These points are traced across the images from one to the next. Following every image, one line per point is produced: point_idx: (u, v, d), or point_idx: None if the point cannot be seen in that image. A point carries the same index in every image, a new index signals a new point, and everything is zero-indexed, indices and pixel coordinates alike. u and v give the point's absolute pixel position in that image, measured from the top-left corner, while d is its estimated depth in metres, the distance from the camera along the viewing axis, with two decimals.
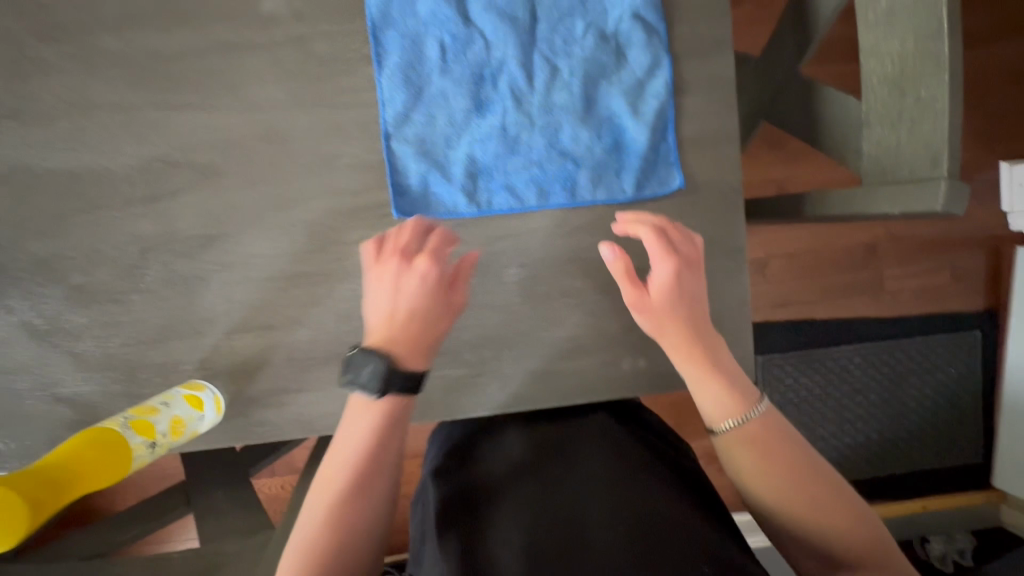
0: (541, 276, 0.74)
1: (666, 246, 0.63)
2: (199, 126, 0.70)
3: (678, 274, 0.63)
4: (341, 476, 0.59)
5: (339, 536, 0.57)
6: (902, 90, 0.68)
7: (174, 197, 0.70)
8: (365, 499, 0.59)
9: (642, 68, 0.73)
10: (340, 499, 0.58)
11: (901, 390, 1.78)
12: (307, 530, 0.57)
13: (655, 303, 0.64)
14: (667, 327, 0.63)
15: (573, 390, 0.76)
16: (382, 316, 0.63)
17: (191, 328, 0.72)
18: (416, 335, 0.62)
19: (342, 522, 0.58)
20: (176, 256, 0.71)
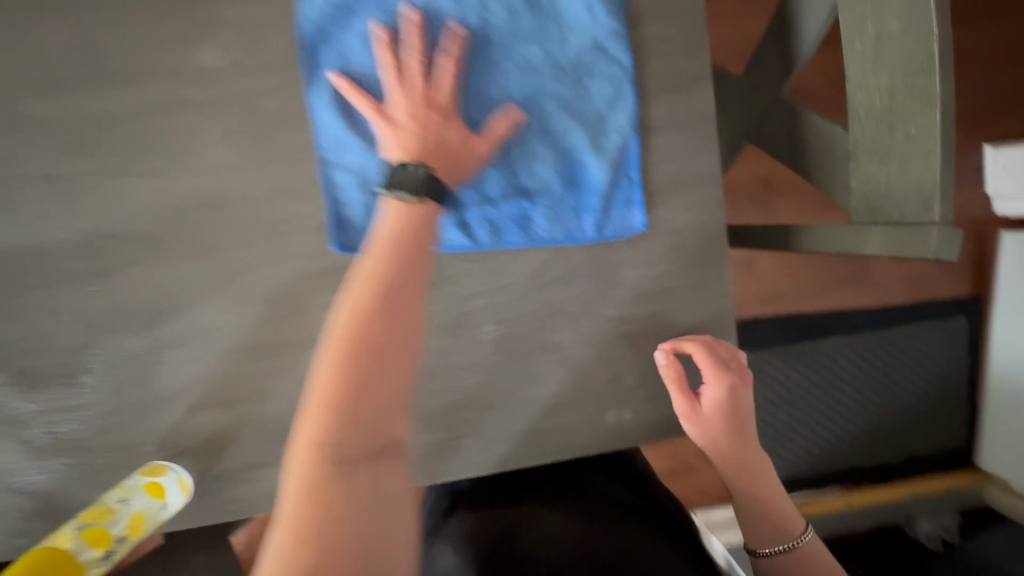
0: (519, 332, 0.70)
1: (718, 368, 0.68)
2: (140, 193, 0.64)
3: (727, 395, 0.69)
4: (361, 361, 0.47)
5: (368, 429, 0.45)
6: (890, 126, 0.64)
7: (121, 270, 0.65)
8: (393, 372, 0.48)
9: (604, 101, 0.68)
10: (360, 376, 0.46)
11: (889, 382, 1.76)
12: (325, 430, 0.44)
13: (708, 420, 0.69)
14: (716, 442, 0.70)
15: (558, 447, 0.72)
16: (405, 125, 0.60)
17: (150, 408, 0.67)
18: (446, 150, 0.61)
19: (368, 414, 0.46)
20: (128, 333, 0.66)
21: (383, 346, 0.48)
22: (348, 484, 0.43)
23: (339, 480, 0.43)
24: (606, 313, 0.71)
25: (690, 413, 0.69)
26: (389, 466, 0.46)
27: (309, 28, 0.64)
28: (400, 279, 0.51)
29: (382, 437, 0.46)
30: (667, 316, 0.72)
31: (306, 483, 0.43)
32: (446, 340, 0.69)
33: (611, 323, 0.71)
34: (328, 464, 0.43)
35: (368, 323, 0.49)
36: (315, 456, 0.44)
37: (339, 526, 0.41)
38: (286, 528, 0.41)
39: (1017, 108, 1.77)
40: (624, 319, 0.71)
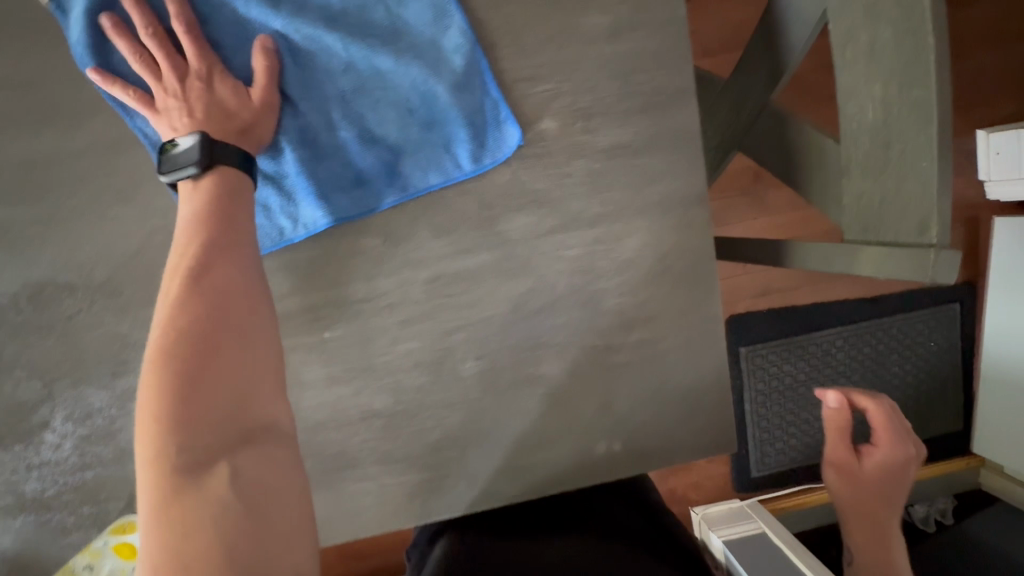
0: (502, 366, 0.67)
1: (891, 437, 0.79)
2: (92, 239, 0.60)
3: (893, 461, 0.79)
4: (181, 363, 0.45)
5: (207, 427, 0.44)
6: (883, 141, 0.62)
7: (76, 321, 0.61)
8: (219, 363, 0.46)
9: (425, 26, 0.60)
10: (177, 380, 0.44)
11: (883, 372, 1.75)
12: (154, 444, 0.42)
13: (860, 473, 0.81)
14: (858, 497, 0.81)
15: (548, 482, 0.70)
16: (171, 105, 0.55)
17: (114, 463, 0.64)
18: (233, 112, 0.56)
19: (207, 411, 0.44)
20: (86, 386, 0.62)
21: (206, 341, 0.46)
22: (204, 489, 0.42)
23: (185, 489, 0.41)
24: (592, 343, 0.68)
25: (847, 461, 0.81)
26: (245, 453, 0.45)
27: (81, 35, 0.56)
28: (215, 266, 0.50)
29: (230, 430, 0.45)
30: (657, 343, 0.69)
31: (156, 499, 0.41)
32: (426, 378, 0.66)
33: (597, 353, 0.68)
34: (172, 470, 0.42)
35: (179, 323, 0.46)
36: (160, 470, 0.42)
37: (201, 533, 0.40)
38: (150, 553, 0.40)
39: (1009, 89, 1.72)
40: (611, 348, 0.68)
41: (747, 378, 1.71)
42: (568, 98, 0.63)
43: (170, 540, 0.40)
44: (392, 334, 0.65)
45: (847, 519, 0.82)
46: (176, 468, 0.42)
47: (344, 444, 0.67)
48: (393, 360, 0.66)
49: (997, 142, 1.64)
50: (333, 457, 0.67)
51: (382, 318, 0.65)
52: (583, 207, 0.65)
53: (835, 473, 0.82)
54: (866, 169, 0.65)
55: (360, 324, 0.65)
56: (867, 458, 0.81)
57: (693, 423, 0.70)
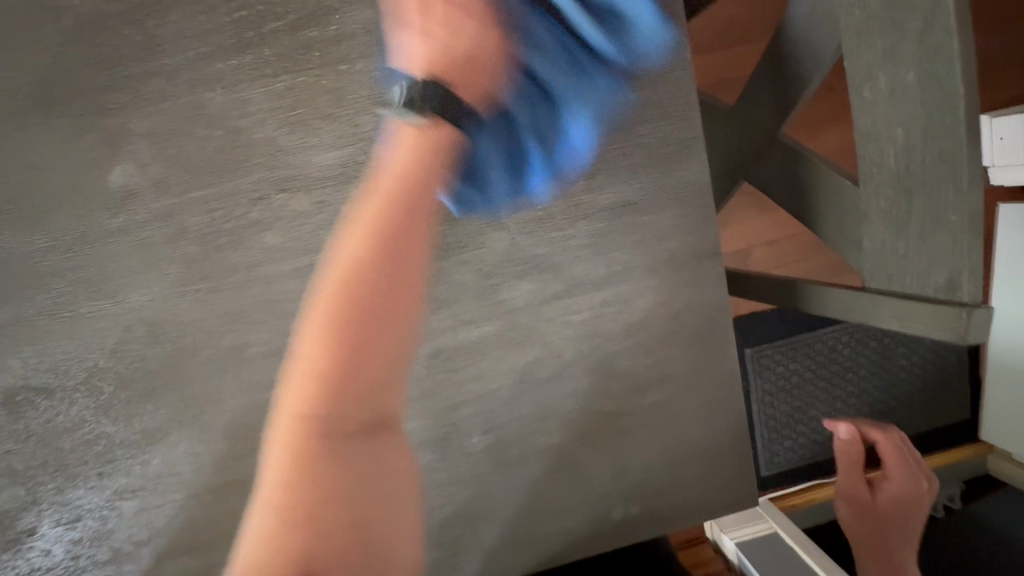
0: (510, 438, 0.64)
1: (901, 466, 0.81)
2: (66, 338, 0.56)
3: (908, 492, 0.80)
4: (340, 343, 0.55)
5: (351, 414, 0.55)
6: (905, 189, 0.58)
7: (54, 424, 0.57)
8: (360, 384, 0.55)
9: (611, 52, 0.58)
10: (325, 388, 0.54)
11: (892, 368, 1.59)
12: (307, 403, 0.55)
13: (874, 505, 0.81)
14: (873, 529, 0.80)
15: (564, 550, 0.67)
16: (460, 30, 0.58)
17: (109, 565, 0.60)
18: (459, 58, 0.58)
19: (354, 402, 0.55)
20: (72, 490, 0.59)
21: (371, 317, 0.55)
22: (334, 474, 0.54)
23: (331, 459, 0.54)
24: (603, 408, 0.65)
25: (862, 491, 0.81)
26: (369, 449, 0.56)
27: None
28: (399, 255, 0.57)
29: (362, 427, 0.56)
30: (672, 405, 0.65)
31: (293, 456, 0.54)
32: (431, 456, 0.63)
33: (609, 417, 0.65)
34: (319, 444, 0.54)
35: (337, 323, 0.55)
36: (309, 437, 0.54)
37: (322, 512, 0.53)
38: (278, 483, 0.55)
39: None
40: (622, 412, 0.65)
41: (753, 380, 1.57)
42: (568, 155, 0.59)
43: (294, 512, 0.53)
44: None
45: (866, 554, 0.79)
46: (322, 443, 0.54)
47: None
48: None
49: (1001, 128, 1.42)
50: None
51: None
52: (589, 270, 0.61)
53: (844, 504, 0.82)
54: (888, 217, 0.61)
55: None
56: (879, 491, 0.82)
57: (712, 481, 0.68)
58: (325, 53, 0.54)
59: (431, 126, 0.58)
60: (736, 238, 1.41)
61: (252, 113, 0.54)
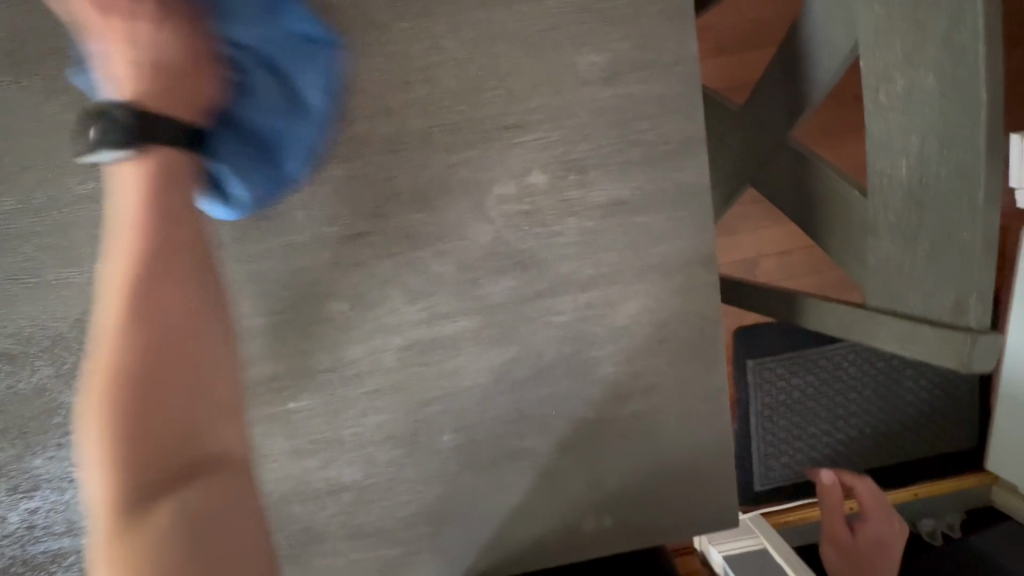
0: (482, 440, 0.61)
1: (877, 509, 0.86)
2: (29, 304, 0.55)
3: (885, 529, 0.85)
4: (170, 310, 0.44)
5: (161, 456, 0.42)
6: (916, 203, 0.54)
7: (17, 389, 0.57)
8: (198, 344, 0.46)
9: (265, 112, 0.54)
10: (127, 383, 0.42)
11: (894, 390, 1.46)
12: (112, 390, 0.42)
13: (855, 544, 0.85)
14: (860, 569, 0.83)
15: (532, 557, 0.65)
16: (127, 38, 0.47)
17: (65, 537, 0.60)
18: (173, 79, 0.49)
19: (154, 460, 0.42)
20: (33, 457, 0.58)
21: (176, 355, 0.44)
22: (158, 386, 0.43)
23: (130, 515, 0.40)
24: (581, 415, 0.62)
25: (840, 535, 0.86)
26: (214, 415, 0.46)
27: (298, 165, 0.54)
28: (156, 291, 0.44)
29: (186, 458, 0.43)
30: (654, 417, 0.63)
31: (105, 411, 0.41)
32: (399, 452, 0.61)
33: (586, 425, 0.62)
34: (156, 463, 0.42)
35: (152, 275, 0.44)
36: (119, 482, 0.40)
37: (146, 466, 0.41)
38: (103, 473, 0.41)
39: None
40: (602, 420, 0.62)
41: (752, 394, 1.43)
42: (560, 147, 0.56)
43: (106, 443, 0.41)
44: (361, 406, 0.59)
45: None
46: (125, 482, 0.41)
47: (310, 518, 0.62)
48: (363, 433, 0.60)
49: None
50: (300, 532, 0.62)
51: (350, 389, 0.59)
52: (574, 270, 0.58)
53: (832, 547, 0.86)
54: (895, 232, 0.57)
55: (326, 395, 0.59)
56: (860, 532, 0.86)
57: (687, 500, 0.65)
58: (310, 25, 0.52)
59: (144, 152, 0.46)
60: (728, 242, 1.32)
61: (230, 85, 0.53)
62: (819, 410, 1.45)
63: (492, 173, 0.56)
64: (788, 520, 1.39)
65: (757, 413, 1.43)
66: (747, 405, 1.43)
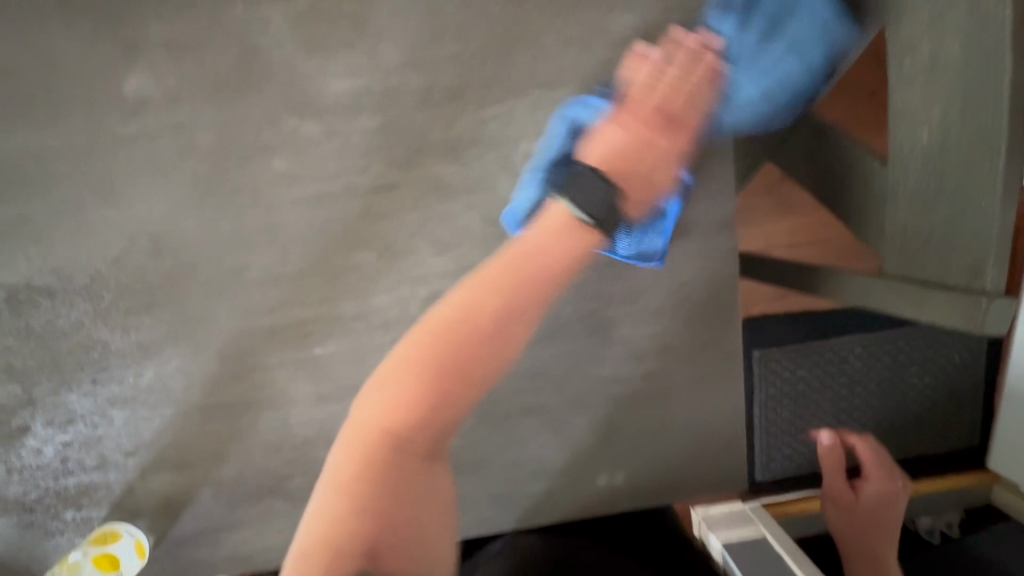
0: (501, 393, 0.63)
1: (879, 468, 0.78)
2: (68, 242, 0.57)
3: (885, 491, 0.77)
4: (524, 313, 0.55)
5: (428, 434, 0.51)
6: (938, 171, 0.54)
7: (54, 325, 0.58)
8: (478, 370, 0.53)
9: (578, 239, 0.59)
10: (438, 375, 0.52)
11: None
12: (412, 376, 0.52)
13: (855, 504, 0.77)
14: (859, 530, 0.76)
15: (545, 511, 0.67)
16: (625, 125, 0.56)
17: (97, 471, 0.62)
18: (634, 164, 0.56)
19: (413, 440, 0.51)
20: (68, 392, 0.60)
21: (462, 371, 0.52)
22: (464, 360, 0.52)
23: (394, 474, 0.49)
24: (598, 372, 0.64)
25: (842, 493, 0.78)
26: (428, 464, 0.52)
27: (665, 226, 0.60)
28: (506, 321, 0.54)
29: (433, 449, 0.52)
30: (669, 377, 0.65)
31: (417, 372, 0.52)
32: None
33: (602, 382, 0.64)
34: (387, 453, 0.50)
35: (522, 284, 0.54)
36: (421, 480, 0.51)
37: (427, 429, 0.51)
38: (346, 447, 0.51)
39: None
40: (618, 378, 0.64)
41: None
42: (588, 106, 0.57)
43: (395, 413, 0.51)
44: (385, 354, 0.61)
45: (854, 563, 0.74)
46: (389, 451, 0.50)
47: None
48: None
49: None
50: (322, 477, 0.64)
51: (376, 337, 0.61)
52: None
53: (831, 505, 0.79)
54: (914, 199, 0.58)
55: (353, 342, 0.61)
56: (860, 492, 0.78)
57: (697, 458, 0.67)
58: None
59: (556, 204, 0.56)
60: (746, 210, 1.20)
61: (271, 34, 0.54)
62: (825, 401, 1.45)
63: (520, 129, 0.57)
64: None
65: None
66: None
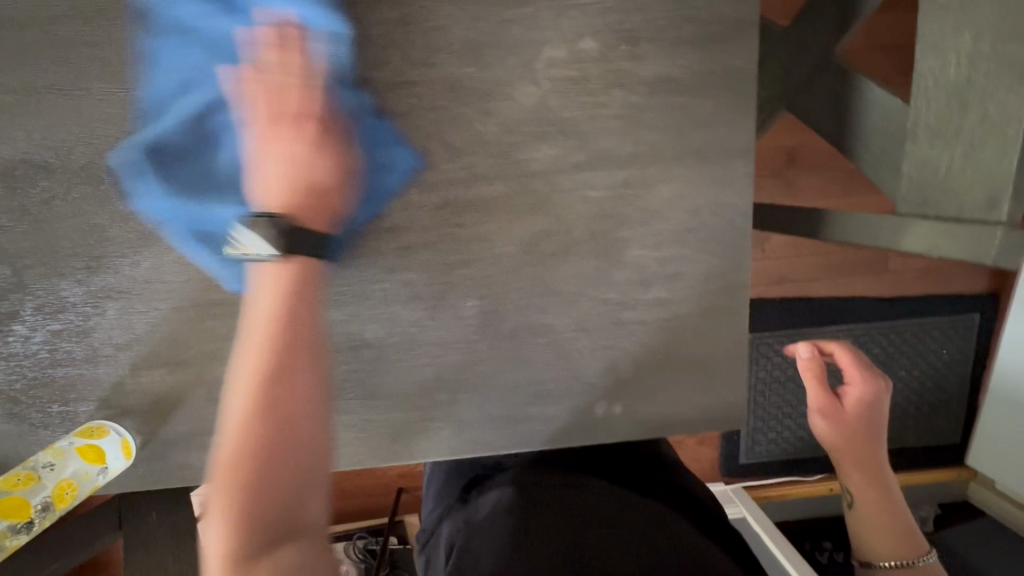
0: (505, 310, 0.62)
1: (860, 368, 0.74)
2: (72, 118, 0.55)
3: (871, 394, 0.73)
4: (271, 386, 0.44)
5: (263, 518, 0.40)
6: (961, 103, 0.54)
7: (49, 206, 0.56)
8: (305, 427, 0.44)
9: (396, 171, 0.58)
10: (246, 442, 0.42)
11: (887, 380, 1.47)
12: (236, 435, 0.42)
13: (843, 413, 0.73)
14: (849, 439, 0.72)
15: (541, 437, 0.66)
16: (279, 140, 0.53)
17: (87, 364, 0.60)
18: (306, 180, 0.53)
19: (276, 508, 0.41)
20: (61, 279, 0.58)
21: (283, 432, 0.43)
22: (273, 440, 0.42)
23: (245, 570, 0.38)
24: (604, 296, 0.63)
25: (831, 404, 0.73)
26: (295, 550, 0.40)
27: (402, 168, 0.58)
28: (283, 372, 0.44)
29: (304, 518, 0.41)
30: (675, 306, 0.64)
31: (234, 479, 0.41)
32: (423, 313, 0.62)
33: (608, 307, 0.63)
34: (253, 524, 0.40)
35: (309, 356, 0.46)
36: (255, 537, 0.39)
37: (270, 514, 0.40)
38: (217, 535, 0.40)
39: None
40: (624, 304, 0.63)
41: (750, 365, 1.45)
42: (614, 16, 0.56)
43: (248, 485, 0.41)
44: (390, 261, 0.60)
45: (850, 471, 0.71)
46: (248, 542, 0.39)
47: (329, 372, 0.62)
48: (391, 289, 0.61)
49: None
50: None
51: (382, 242, 0.59)
52: (615, 144, 0.59)
53: (821, 419, 0.73)
54: (934, 133, 0.57)
55: (358, 245, 0.59)
56: (845, 398, 0.74)
57: (697, 393, 0.67)
58: None
59: (285, 265, 0.50)
60: (766, 160, 1.13)
61: None
62: None
63: (544, 34, 0.56)
64: (766, 495, 1.48)
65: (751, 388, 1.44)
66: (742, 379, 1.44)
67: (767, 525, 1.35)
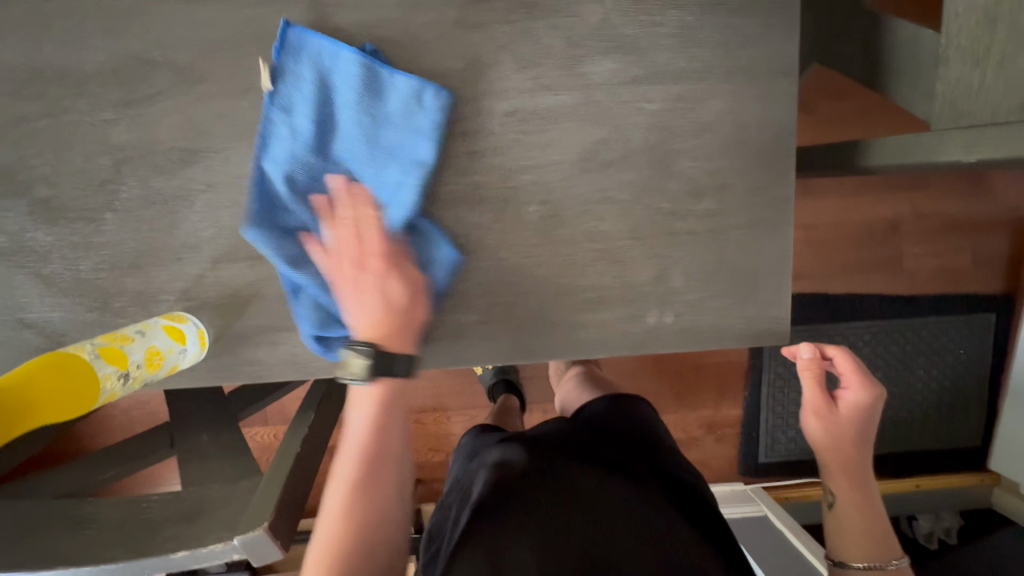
0: (565, 215, 0.66)
1: (862, 376, 0.71)
2: (183, 20, 0.60)
3: (866, 404, 0.71)
4: (371, 503, 0.57)
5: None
6: (991, 20, 0.59)
7: (152, 101, 0.61)
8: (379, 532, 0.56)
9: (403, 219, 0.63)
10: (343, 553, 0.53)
11: (909, 371, 1.48)
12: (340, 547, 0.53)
13: (838, 419, 0.71)
14: (840, 446, 0.70)
15: (592, 344, 0.69)
16: (356, 280, 0.61)
17: (171, 256, 0.64)
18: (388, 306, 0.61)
19: None
20: (154, 172, 0.63)
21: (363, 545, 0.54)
22: None
23: None
24: (657, 205, 0.67)
25: (825, 409, 0.71)
26: None
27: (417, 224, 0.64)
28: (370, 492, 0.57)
29: None
30: (722, 219, 0.68)
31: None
32: (487, 216, 0.66)
33: (661, 216, 0.67)
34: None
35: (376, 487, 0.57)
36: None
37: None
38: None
39: None
40: (675, 215, 0.67)
41: (766, 361, 1.45)
42: None
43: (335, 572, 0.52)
44: (462, 164, 0.64)
45: (835, 473, 0.69)
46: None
47: None
48: (459, 192, 0.65)
49: None
50: None
51: (454, 146, 0.64)
52: (671, 61, 0.64)
53: (814, 420, 0.71)
54: (967, 52, 0.62)
55: None
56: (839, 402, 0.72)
57: (743, 304, 0.70)
58: None
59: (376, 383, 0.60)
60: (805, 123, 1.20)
61: None
62: None
63: None
64: (788, 495, 1.46)
65: (764, 385, 1.45)
66: (751, 379, 1.45)
67: (790, 523, 1.29)
